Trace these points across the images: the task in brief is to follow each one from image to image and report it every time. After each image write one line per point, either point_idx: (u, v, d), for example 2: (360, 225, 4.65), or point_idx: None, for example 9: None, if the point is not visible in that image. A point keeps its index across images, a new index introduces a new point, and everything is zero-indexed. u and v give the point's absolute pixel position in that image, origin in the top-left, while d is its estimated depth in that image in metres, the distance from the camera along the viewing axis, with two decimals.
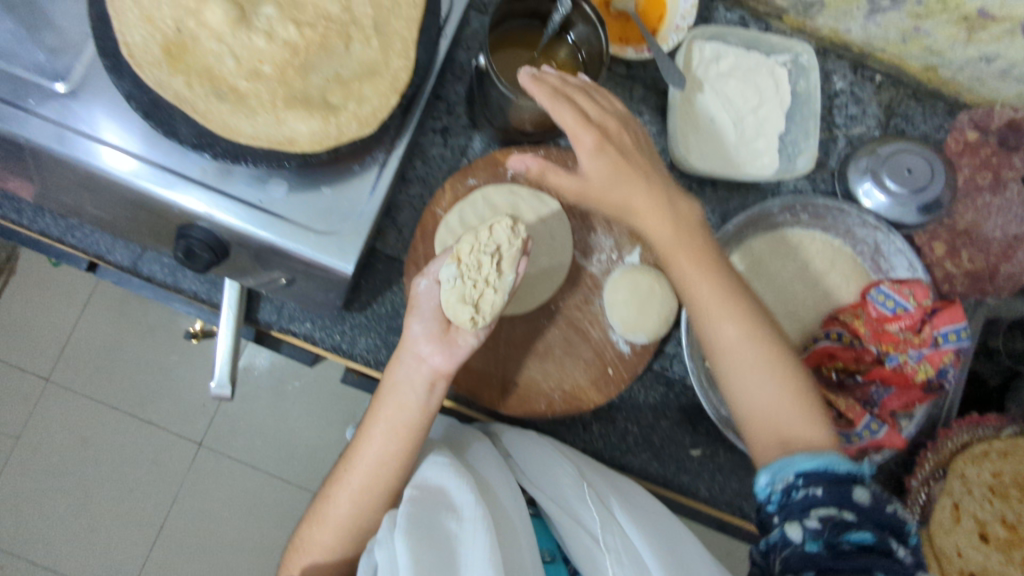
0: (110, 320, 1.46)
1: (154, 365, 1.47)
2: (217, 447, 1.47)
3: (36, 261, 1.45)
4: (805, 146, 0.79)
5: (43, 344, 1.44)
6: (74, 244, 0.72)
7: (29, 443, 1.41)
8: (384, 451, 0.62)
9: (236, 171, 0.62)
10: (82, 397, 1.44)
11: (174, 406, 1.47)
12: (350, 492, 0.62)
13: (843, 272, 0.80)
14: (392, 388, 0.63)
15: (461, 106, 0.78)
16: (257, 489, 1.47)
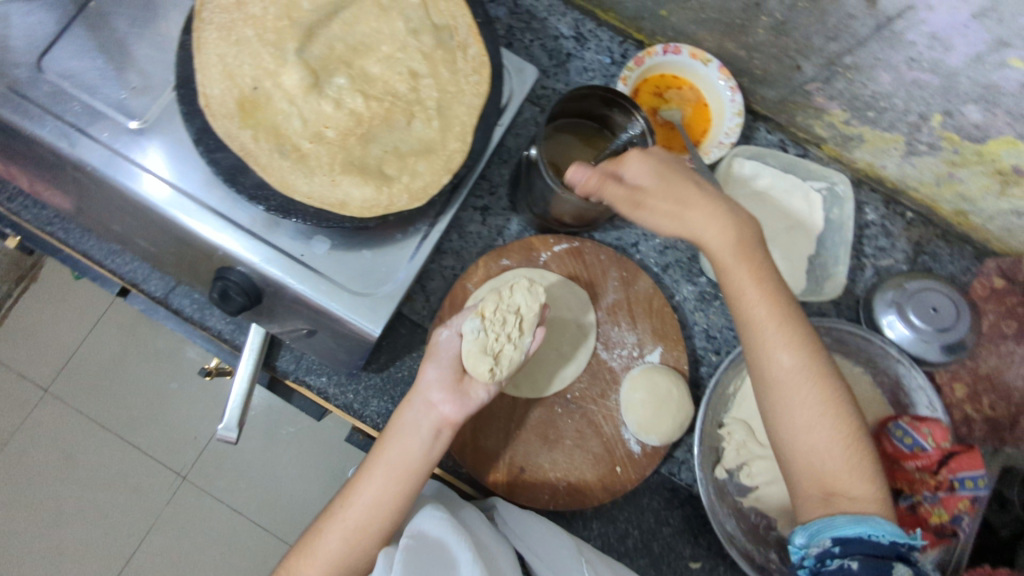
0: (121, 339, 1.46)
1: (156, 390, 1.46)
2: (201, 484, 1.44)
3: (61, 272, 1.47)
4: (834, 271, 0.80)
5: (51, 355, 1.44)
6: (112, 269, 0.74)
7: (16, 452, 1.39)
8: (382, 491, 0.59)
9: (283, 223, 0.64)
10: (78, 413, 1.42)
11: (167, 435, 1.45)
12: (342, 530, 0.59)
13: (861, 400, 0.80)
14: (400, 426, 0.61)
15: (504, 187, 0.81)
16: (234, 533, 1.43)
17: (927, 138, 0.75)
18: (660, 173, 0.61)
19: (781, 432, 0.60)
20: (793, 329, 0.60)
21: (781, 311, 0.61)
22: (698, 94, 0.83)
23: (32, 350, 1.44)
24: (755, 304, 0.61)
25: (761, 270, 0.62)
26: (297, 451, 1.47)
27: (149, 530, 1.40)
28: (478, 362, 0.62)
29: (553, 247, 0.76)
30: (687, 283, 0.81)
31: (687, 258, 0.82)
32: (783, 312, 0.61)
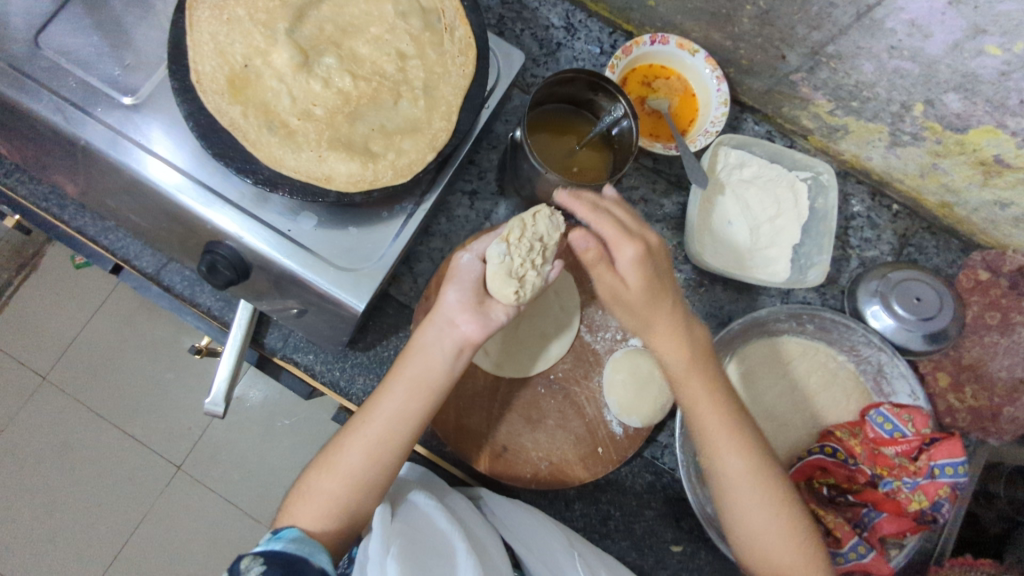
0: (118, 328, 1.47)
1: (151, 380, 1.47)
2: (195, 474, 1.44)
3: (60, 261, 1.47)
4: (817, 259, 0.81)
5: (49, 343, 1.45)
6: (105, 246, 0.75)
7: (11, 440, 1.40)
8: (403, 407, 0.63)
9: (271, 198, 0.65)
10: (74, 401, 1.43)
11: (161, 425, 1.46)
12: (364, 445, 0.62)
13: (844, 387, 0.80)
14: (422, 345, 0.64)
15: (492, 172, 0.82)
16: (226, 525, 1.43)
17: (910, 129, 0.76)
18: (650, 279, 0.61)
19: (735, 529, 0.65)
20: (740, 432, 0.65)
21: (729, 420, 0.65)
22: (685, 84, 0.84)
23: (30, 338, 1.44)
24: (706, 413, 0.65)
25: (711, 378, 0.66)
26: (292, 442, 1.48)
27: (142, 519, 1.41)
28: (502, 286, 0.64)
29: None
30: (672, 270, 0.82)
31: (673, 245, 0.83)
32: (734, 421, 0.65)
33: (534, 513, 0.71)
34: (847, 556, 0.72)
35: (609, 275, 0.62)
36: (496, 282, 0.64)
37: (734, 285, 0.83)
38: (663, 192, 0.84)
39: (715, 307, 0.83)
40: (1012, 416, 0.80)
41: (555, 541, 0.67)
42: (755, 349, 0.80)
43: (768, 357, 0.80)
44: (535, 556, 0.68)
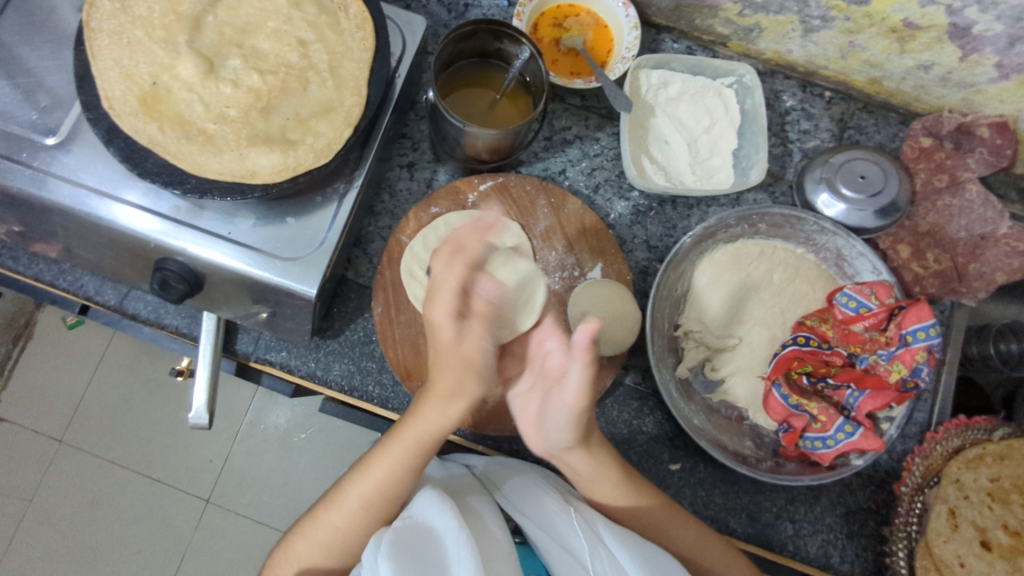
0: (121, 379, 1.49)
1: (164, 421, 1.50)
2: (225, 504, 1.47)
3: (52, 326, 1.50)
4: (757, 159, 0.82)
5: (58, 408, 1.47)
6: (65, 288, 0.77)
7: (42, 506, 1.43)
8: (389, 474, 0.67)
9: (207, 206, 0.67)
10: (93, 458, 1.46)
11: (181, 463, 1.48)
12: (345, 516, 0.67)
13: (808, 277, 0.81)
14: (414, 416, 0.67)
15: (426, 142, 0.84)
16: (265, 546, 1.47)
17: (817, 12, 0.76)
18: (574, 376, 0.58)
19: None
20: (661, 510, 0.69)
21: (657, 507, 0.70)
22: (596, 18, 0.84)
23: (38, 407, 1.47)
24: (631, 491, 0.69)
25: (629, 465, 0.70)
26: (310, 456, 1.50)
27: (182, 557, 1.44)
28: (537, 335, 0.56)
29: (479, 188, 0.78)
30: (620, 199, 0.83)
31: (616, 175, 0.84)
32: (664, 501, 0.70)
33: (532, 474, 0.73)
34: (836, 437, 0.71)
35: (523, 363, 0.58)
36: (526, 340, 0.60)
37: (683, 202, 0.84)
38: (595, 126, 0.85)
39: (669, 227, 0.83)
40: (979, 272, 0.81)
41: (551, 502, 0.68)
42: (715, 258, 0.81)
43: (729, 263, 0.80)
44: (543, 527, 0.66)
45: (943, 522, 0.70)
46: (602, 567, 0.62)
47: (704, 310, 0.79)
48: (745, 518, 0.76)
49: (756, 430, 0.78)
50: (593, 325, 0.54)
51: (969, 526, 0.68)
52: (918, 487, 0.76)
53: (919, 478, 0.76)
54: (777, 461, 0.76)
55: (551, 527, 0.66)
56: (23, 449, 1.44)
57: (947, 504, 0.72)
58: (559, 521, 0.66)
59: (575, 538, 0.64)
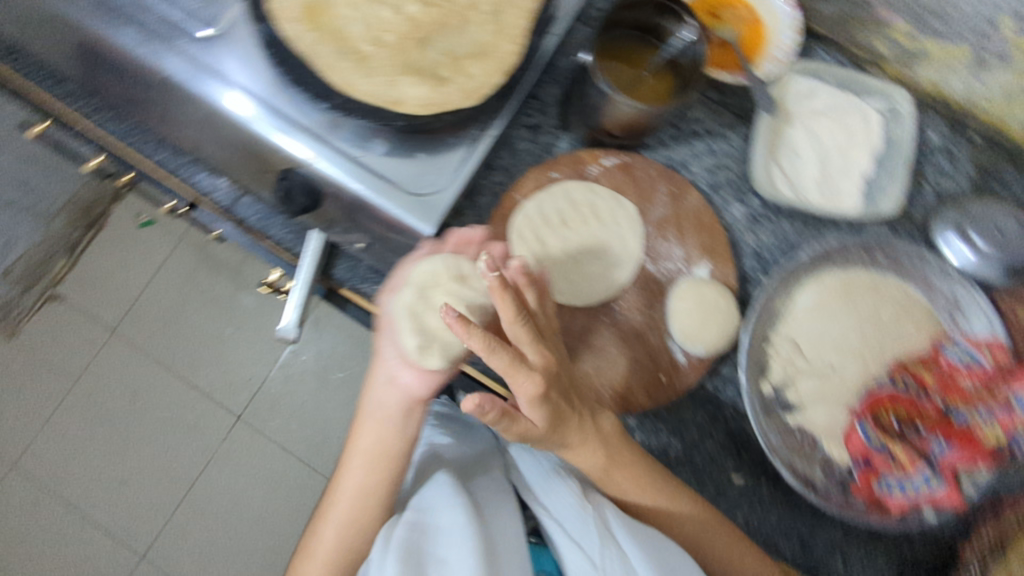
0: (181, 281, 1.53)
1: (213, 332, 1.53)
2: (254, 422, 1.52)
3: (123, 221, 1.51)
4: (890, 189, 0.79)
5: (118, 297, 1.51)
6: (185, 179, 0.79)
7: (88, 385, 1.49)
8: (367, 480, 0.74)
9: (343, 124, 0.67)
10: (142, 351, 1.51)
11: (221, 375, 1.52)
12: (334, 527, 0.74)
13: (915, 320, 0.76)
14: (371, 407, 0.76)
15: (554, 107, 0.82)
16: (284, 471, 1.50)
17: (996, 46, 0.73)
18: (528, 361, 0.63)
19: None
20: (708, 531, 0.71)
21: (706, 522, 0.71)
22: (753, 14, 0.80)
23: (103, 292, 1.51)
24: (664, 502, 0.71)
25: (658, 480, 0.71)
26: (345, 393, 1.55)
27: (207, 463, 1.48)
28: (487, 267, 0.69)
29: (602, 162, 0.77)
30: (737, 202, 0.81)
31: (738, 178, 0.81)
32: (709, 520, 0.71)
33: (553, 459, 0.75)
34: (918, 485, 0.68)
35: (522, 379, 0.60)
36: (421, 267, 0.68)
37: (800, 219, 0.81)
38: (727, 125, 0.82)
39: (779, 241, 0.80)
40: None
41: (570, 495, 0.68)
42: (825, 280, 0.78)
43: (838, 289, 0.77)
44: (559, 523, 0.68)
45: None
46: (611, 565, 0.64)
47: (802, 332, 0.77)
48: (796, 545, 0.74)
49: (829, 463, 0.74)
50: (447, 309, 0.58)
51: None
52: (982, 551, 0.72)
53: (985, 544, 0.72)
54: (845, 496, 0.73)
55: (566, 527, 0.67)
56: (78, 329, 1.50)
57: None
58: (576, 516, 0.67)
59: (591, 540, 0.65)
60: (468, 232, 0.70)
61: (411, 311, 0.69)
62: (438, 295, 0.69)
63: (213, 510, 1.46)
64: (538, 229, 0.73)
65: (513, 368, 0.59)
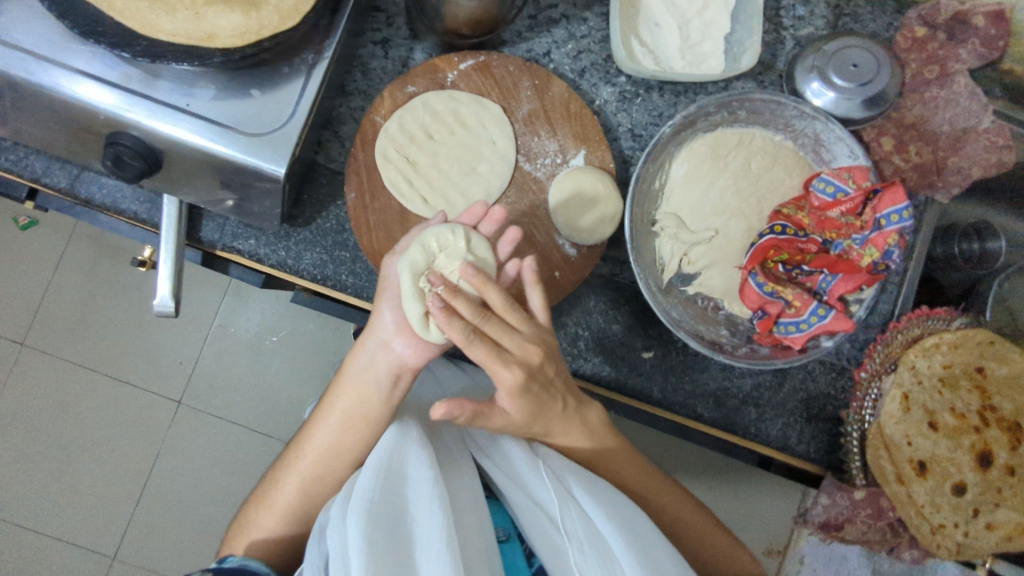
0: (82, 279, 1.61)
1: (133, 324, 1.62)
2: (195, 404, 1.61)
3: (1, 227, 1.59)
4: (750, 43, 0.78)
5: (20, 310, 1.59)
6: (7, 167, 0.72)
7: (8, 406, 1.57)
8: (336, 441, 0.67)
9: (162, 73, 0.62)
10: (57, 359, 1.59)
11: (149, 366, 1.62)
12: (299, 479, 0.67)
13: (785, 166, 0.78)
14: (349, 362, 0.68)
15: (402, 16, 0.77)
16: (237, 445, 1.61)
17: None
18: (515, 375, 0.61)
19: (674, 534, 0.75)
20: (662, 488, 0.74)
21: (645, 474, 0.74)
22: None
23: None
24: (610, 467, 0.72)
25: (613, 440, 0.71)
26: (284, 357, 1.65)
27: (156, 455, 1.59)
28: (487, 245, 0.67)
29: (459, 67, 0.73)
30: (605, 84, 0.79)
31: (603, 59, 0.79)
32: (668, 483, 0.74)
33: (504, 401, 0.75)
34: (810, 321, 0.70)
35: (501, 371, 0.59)
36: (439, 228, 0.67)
37: (670, 89, 0.80)
38: (584, 5, 0.79)
39: (654, 115, 0.79)
40: (958, 166, 0.80)
41: (522, 449, 0.66)
42: (693, 149, 0.77)
43: (706, 154, 0.77)
44: (513, 480, 0.67)
45: (897, 405, 0.74)
46: (571, 523, 0.60)
47: (682, 203, 0.77)
48: (711, 404, 0.77)
49: (730, 319, 0.78)
50: (514, 230, 0.66)
51: (920, 408, 0.74)
52: (876, 373, 0.76)
53: (878, 365, 0.77)
54: (751, 346, 0.76)
55: (524, 484, 0.66)
56: None
57: (902, 388, 0.74)
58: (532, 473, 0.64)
59: (548, 495, 0.63)
60: (486, 208, 0.68)
61: (414, 267, 0.65)
62: (441, 256, 0.66)
63: (169, 499, 1.58)
64: (406, 149, 0.71)
65: (491, 359, 0.59)
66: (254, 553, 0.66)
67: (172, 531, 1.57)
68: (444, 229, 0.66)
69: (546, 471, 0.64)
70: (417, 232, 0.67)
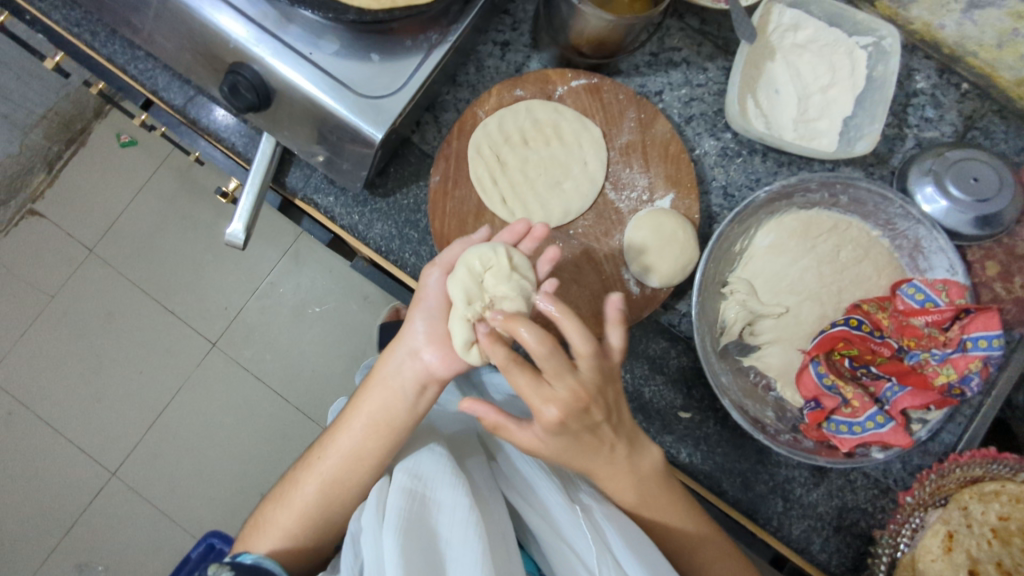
0: (160, 204, 1.69)
1: (192, 259, 1.69)
2: (228, 350, 1.67)
3: (106, 138, 1.69)
4: (868, 130, 0.75)
5: (96, 218, 1.68)
6: (134, 75, 0.76)
7: (61, 304, 1.66)
8: (358, 446, 0.68)
9: (296, 20, 0.65)
10: (117, 273, 1.67)
11: (196, 302, 1.68)
12: (320, 480, 0.68)
13: (875, 263, 0.74)
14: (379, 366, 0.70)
15: (527, 24, 0.78)
16: (255, 399, 1.66)
17: None
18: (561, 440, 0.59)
19: None
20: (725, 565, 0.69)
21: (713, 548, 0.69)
22: None
23: (80, 215, 1.67)
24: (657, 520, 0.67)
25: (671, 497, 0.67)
26: (321, 328, 1.69)
27: (179, 387, 1.65)
28: (529, 265, 0.66)
29: (570, 83, 0.73)
30: (709, 137, 0.78)
31: (713, 112, 0.78)
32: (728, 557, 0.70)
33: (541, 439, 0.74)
34: (864, 426, 0.66)
35: (542, 404, 0.54)
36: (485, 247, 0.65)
37: (774, 157, 0.78)
38: (707, 55, 0.79)
39: (752, 178, 0.77)
40: None
41: (559, 494, 0.67)
42: (784, 222, 0.75)
43: (796, 230, 0.74)
44: (546, 516, 0.68)
45: (937, 543, 0.67)
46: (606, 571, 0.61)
47: (760, 272, 0.74)
48: (738, 484, 0.72)
49: (780, 403, 0.74)
50: (552, 250, 0.65)
51: (962, 553, 0.66)
52: (921, 502, 0.70)
53: (926, 494, 0.70)
54: (794, 436, 0.72)
55: (555, 522, 0.67)
56: (59, 245, 1.66)
57: (947, 525, 0.67)
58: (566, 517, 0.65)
59: (583, 539, 0.64)
60: (529, 225, 0.67)
61: (463, 288, 0.64)
62: (487, 277, 0.64)
63: (179, 432, 1.63)
64: (498, 148, 0.71)
65: (531, 387, 0.55)
66: (270, 553, 0.67)
67: (172, 462, 1.62)
68: (490, 249, 0.65)
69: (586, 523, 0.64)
70: (463, 250, 0.66)
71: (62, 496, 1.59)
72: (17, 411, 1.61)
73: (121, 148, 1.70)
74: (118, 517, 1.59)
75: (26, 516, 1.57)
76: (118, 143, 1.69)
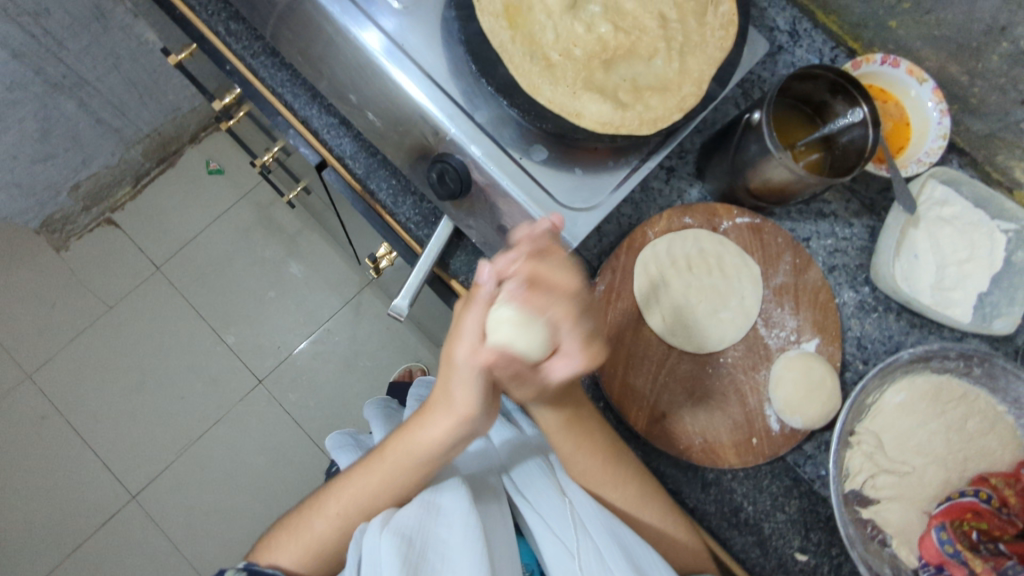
0: (233, 234, 1.73)
1: (252, 291, 1.71)
2: (272, 389, 1.66)
3: (195, 163, 1.75)
4: (1006, 311, 0.79)
5: (168, 238, 1.71)
6: (325, 139, 0.82)
7: (116, 315, 1.66)
8: (371, 490, 0.70)
9: (509, 123, 0.67)
10: (177, 294, 1.69)
11: (250, 336, 1.68)
12: (335, 519, 0.70)
13: (1000, 436, 0.76)
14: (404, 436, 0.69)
15: (693, 154, 0.83)
16: (289, 444, 1.62)
17: None
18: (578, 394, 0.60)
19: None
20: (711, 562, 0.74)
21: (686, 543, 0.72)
22: (902, 112, 0.82)
23: (154, 233, 1.71)
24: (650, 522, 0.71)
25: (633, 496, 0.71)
26: (370, 380, 1.68)
27: (217, 419, 1.62)
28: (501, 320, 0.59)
29: (735, 219, 0.78)
30: (849, 288, 0.82)
31: (854, 265, 0.83)
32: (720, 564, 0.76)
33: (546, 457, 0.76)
34: None
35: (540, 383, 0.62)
36: (523, 338, 0.57)
37: (908, 317, 0.82)
38: (854, 210, 0.83)
39: (884, 333, 0.82)
40: None
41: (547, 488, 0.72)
42: (916, 382, 0.78)
43: (927, 392, 0.77)
44: (536, 508, 0.71)
45: None
46: (588, 554, 0.65)
47: (888, 428, 0.77)
48: None
49: (896, 562, 0.74)
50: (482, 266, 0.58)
51: None
52: None
53: None
54: None
55: (545, 514, 0.71)
56: (128, 258, 1.69)
57: None
58: (556, 506, 0.70)
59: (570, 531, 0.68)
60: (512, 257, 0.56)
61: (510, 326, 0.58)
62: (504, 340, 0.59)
63: (205, 466, 1.59)
64: (665, 269, 0.75)
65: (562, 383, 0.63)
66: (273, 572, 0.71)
67: (192, 497, 1.57)
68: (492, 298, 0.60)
69: (569, 512, 0.69)
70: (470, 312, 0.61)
71: (75, 511, 1.54)
72: (48, 416, 1.59)
73: (207, 174, 1.74)
74: (127, 545, 1.53)
75: (33, 526, 1.52)
76: (205, 169, 1.74)
